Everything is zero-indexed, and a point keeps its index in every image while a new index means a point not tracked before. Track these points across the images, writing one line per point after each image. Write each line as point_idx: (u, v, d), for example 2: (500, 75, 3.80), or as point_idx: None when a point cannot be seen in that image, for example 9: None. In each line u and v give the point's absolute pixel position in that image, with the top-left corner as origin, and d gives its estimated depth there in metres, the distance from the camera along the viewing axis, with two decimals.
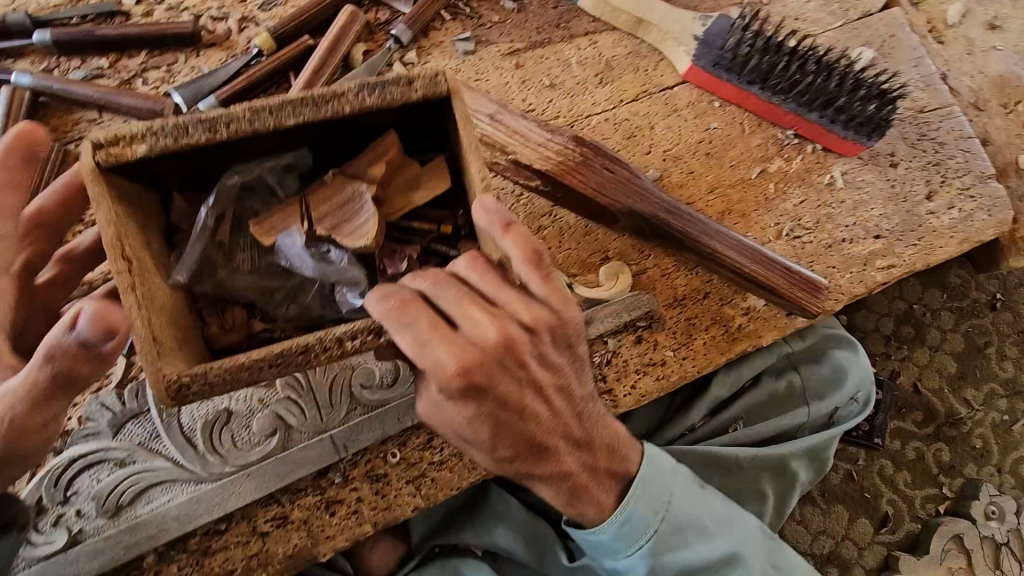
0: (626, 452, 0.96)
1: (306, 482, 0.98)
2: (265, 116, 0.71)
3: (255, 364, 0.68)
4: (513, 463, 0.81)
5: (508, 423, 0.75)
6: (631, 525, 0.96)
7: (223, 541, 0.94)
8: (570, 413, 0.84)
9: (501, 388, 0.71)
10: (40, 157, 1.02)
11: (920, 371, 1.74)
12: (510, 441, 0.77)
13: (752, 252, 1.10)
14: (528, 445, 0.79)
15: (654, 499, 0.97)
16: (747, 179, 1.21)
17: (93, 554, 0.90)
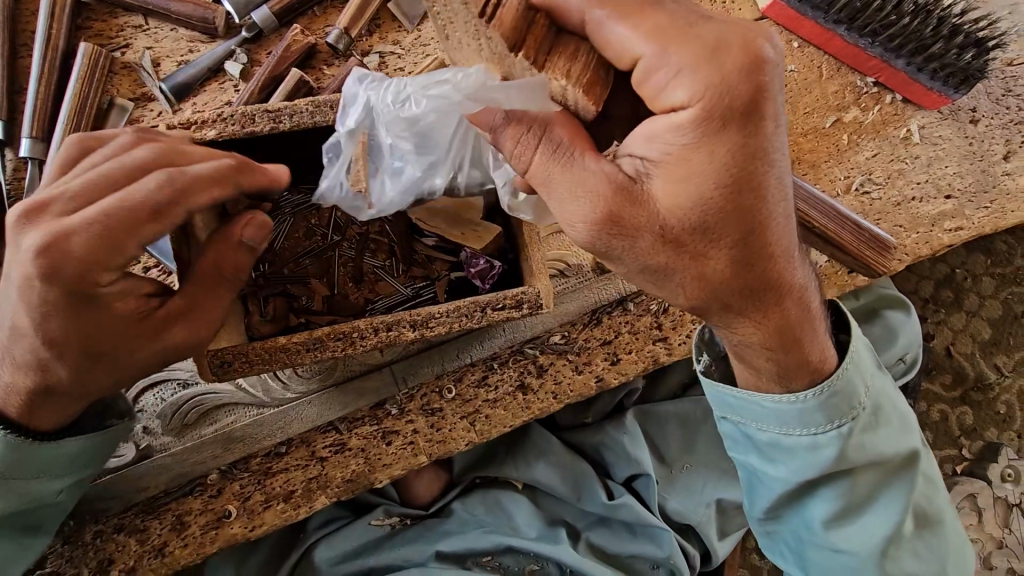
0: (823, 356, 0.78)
1: (364, 411, 1.00)
2: (328, 112, 0.80)
3: (298, 347, 0.75)
4: (699, 281, 0.67)
5: (688, 243, 0.64)
6: (843, 395, 0.79)
7: (284, 463, 0.96)
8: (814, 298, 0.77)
9: (754, 226, 0.64)
10: (87, 63, 0.96)
11: (953, 335, 1.73)
12: (739, 271, 0.66)
13: (822, 205, 1.04)
14: (798, 342, 0.75)
15: (861, 372, 0.81)
16: (820, 128, 1.16)
17: (161, 468, 0.94)
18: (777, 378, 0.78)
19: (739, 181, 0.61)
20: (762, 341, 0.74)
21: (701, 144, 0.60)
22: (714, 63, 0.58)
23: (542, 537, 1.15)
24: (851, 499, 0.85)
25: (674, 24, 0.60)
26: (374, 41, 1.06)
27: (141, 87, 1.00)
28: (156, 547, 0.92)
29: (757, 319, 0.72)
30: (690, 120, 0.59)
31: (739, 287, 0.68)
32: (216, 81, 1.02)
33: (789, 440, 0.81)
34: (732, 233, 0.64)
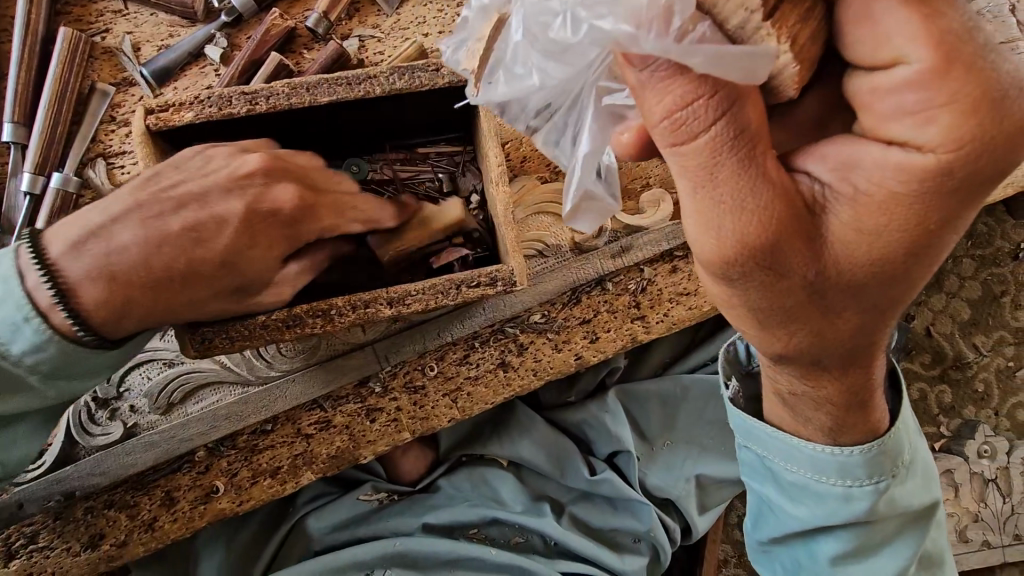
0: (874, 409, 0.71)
1: (348, 390, 1.02)
2: (302, 94, 0.83)
3: (274, 327, 0.79)
4: (814, 327, 0.60)
5: (825, 297, 0.57)
6: (886, 453, 0.71)
7: (270, 440, 0.99)
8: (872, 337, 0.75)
9: (901, 286, 0.57)
10: (67, 49, 0.97)
11: (933, 316, 1.76)
12: (846, 317, 0.59)
13: None
14: (872, 391, 0.70)
15: (903, 425, 0.74)
16: None
17: (149, 445, 0.95)
18: (828, 431, 0.72)
19: (926, 244, 0.53)
20: (834, 396, 0.68)
21: (918, 201, 0.51)
22: (984, 113, 0.48)
23: (527, 511, 1.18)
24: (868, 547, 0.78)
25: (957, 35, 0.47)
26: (353, 24, 1.07)
27: (122, 71, 1.01)
28: (147, 522, 0.95)
29: (837, 378, 0.66)
30: (922, 168, 0.49)
31: (838, 335, 0.60)
32: (197, 66, 1.03)
33: (837, 489, 0.73)
34: (875, 290, 0.57)
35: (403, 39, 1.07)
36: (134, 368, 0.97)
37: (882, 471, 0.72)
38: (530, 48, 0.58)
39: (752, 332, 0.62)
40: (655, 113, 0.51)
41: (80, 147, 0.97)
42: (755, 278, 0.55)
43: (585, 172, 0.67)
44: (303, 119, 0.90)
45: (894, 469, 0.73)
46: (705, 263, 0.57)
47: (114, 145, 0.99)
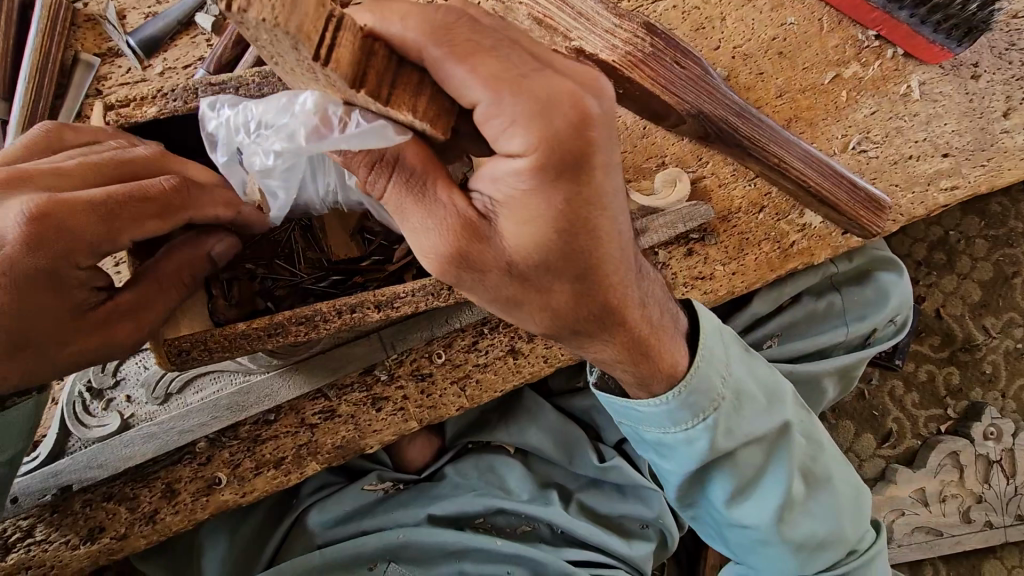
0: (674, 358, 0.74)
1: (352, 378, 0.99)
2: (274, 83, 0.74)
3: (259, 334, 0.72)
4: (568, 298, 0.61)
5: (556, 270, 0.58)
6: (699, 393, 0.76)
7: (273, 430, 0.97)
8: (666, 297, 0.76)
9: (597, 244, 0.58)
10: (47, 15, 0.90)
11: (944, 298, 1.74)
12: (591, 282, 0.60)
13: (819, 164, 1.03)
14: (649, 347, 0.71)
15: (719, 363, 0.77)
16: (819, 84, 1.12)
17: (148, 437, 0.92)
18: (637, 383, 0.75)
19: (575, 220, 0.55)
20: (617, 356, 0.70)
21: (545, 189, 0.53)
22: (553, 113, 0.51)
23: (533, 499, 1.16)
24: (738, 477, 0.82)
25: (507, 65, 0.51)
26: None
27: (107, 41, 0.95)
28: (147, 514, 0.93)
29: (607, 337, 0.67)
30: (530, 168, 0.52)
31: (590, 299, 0.62)
32: (188, 35, 0.97)
33: (676, 436, 0.78)
34: (585, 258, 0.58)
35: None
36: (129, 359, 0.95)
37: (704, 408, 0.76)
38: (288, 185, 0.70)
39: (523, 321, 0.64)
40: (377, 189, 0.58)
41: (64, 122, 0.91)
42: (497, 265, 0.57)
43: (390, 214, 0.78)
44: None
45: (713, 407, 0.77)
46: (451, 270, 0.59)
47: None
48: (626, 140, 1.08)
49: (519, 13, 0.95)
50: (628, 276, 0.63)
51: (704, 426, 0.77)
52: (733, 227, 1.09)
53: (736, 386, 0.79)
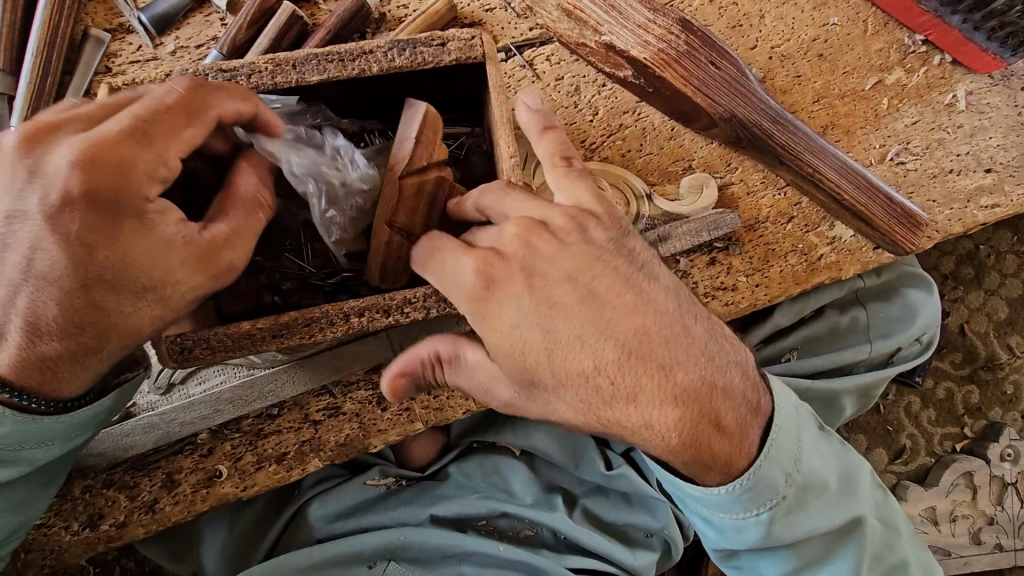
0: (739, 444, 0.71)
1: (359, 376, 0.97)
2: (289, 73, 0.70)
3: (264, 332, 0.69)
4: (611, 403, 0.66)
5: (592, 373, 0.66)
6: (759, 489, 0.74)
7: (276, 425, 0.95)
8: (743, 384, 0.72)
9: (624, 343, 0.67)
10: None
11: (968, 314, 1.68)
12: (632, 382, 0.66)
13: (853, 175, 0.98)
14: (719, 433, 0.69)
15: (788, 453, 0.75)
16: (859, 90, 1.06)
17: (149, 427, 0.90)
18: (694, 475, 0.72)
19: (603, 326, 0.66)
20: (684, 453, 0.68)
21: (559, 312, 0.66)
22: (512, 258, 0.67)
23: (537, 503, 1.14)
24: (796, 562, 0.82)
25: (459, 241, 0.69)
26: None
27: (118, 17, 0.92)
28: (146, 503, 0.92)
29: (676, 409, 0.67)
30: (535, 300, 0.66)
31: (627, 398, 0.66)
32: (202, 13, 0.93)
33: (734, 524, 0.77)
34: (617, 355, 0.66)
35: None
36: None
37: (764, 501, 0.75)
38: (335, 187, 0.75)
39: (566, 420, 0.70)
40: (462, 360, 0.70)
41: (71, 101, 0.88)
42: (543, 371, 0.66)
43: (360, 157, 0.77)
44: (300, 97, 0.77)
45: (776, 497, 0.75)
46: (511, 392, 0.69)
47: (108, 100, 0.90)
48: (654, 141, 1.03)
49: (548, 2, 0.90)
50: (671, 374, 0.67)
51: (762, 515, 0.76)
52: (759, 237, 1.04)
53: (805, 477, 0.77)
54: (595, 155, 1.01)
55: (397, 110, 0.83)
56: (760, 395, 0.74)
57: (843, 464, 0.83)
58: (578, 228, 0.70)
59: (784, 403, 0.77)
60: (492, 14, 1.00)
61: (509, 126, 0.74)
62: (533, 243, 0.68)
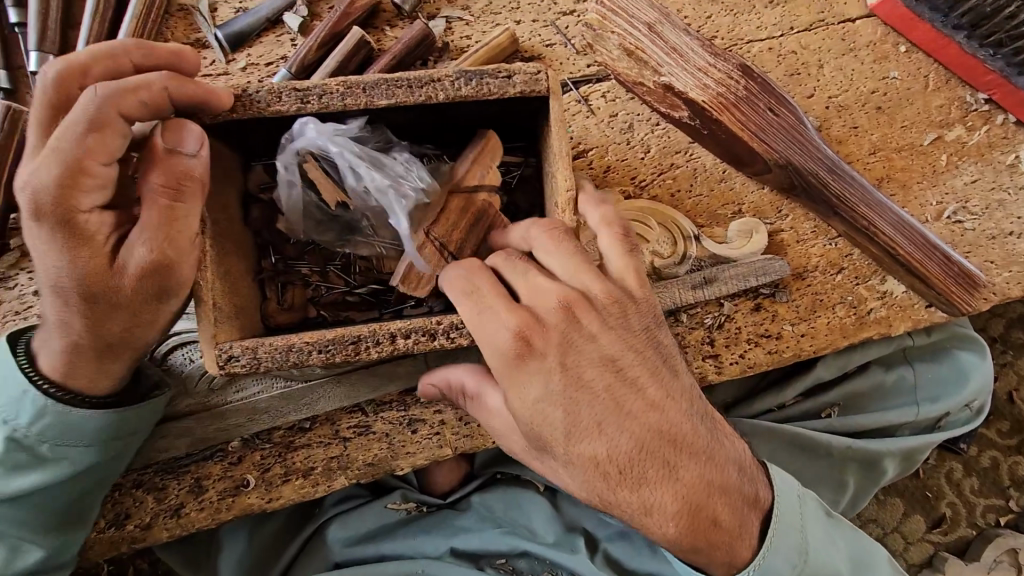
0: (735, 538, 0.72)
1: (392, 396, 0.97)
2: (358, 95, 0.71)
3: (309, 347, 0.71)
4: (617, 488, 0.67)
5: (604, 461, 0.66)
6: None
7: (307, 438, 0.95)
8: (741, 478, 0.74)
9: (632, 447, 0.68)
10: (144, 4, 0.91)
11: (1017, 380, 1.61)
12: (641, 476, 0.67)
13: (910, 232, 0.96)
14: (714, 526, 0.70)
15: (791, 549, 0.76)
16: (917, 145, 1.04)
17: (185, 431, 0.91)
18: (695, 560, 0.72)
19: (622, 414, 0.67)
20: (682, 540, 0.69)
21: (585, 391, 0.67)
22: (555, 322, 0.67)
23: (559, 543, 1.10)
24: None
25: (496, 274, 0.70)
26: (442, 5, 1.00)
27: (196, 32, 0.96)
28: (173, 507, 0.92)
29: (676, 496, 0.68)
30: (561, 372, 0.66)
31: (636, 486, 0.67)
32: (274, 33, 0.97)
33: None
34: (631, 446, 0.67)
35: (494, 26, 1.00)
36: (175, 348, 0.92)
37: None
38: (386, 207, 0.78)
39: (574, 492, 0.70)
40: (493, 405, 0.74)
41: None
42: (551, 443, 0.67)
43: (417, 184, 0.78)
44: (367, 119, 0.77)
45: None
46: (521, 443, 0.72)
47: None
48: (705, 183, 1.02)
49: (609, 40, 0.91)
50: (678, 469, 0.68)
51: None
52: (807, 285, 1.02)
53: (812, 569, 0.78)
54: (644, 193, 1.00)
55: (456, 136, 0.85)
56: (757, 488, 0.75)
57: (855, 557, 0.83)
58: (619, 313, 0.70)
59: (786, 496, 0.79)
60: (551, 49, 1.01)
61: (567, 161, 0.74)
62: (575, 316, 0.68)
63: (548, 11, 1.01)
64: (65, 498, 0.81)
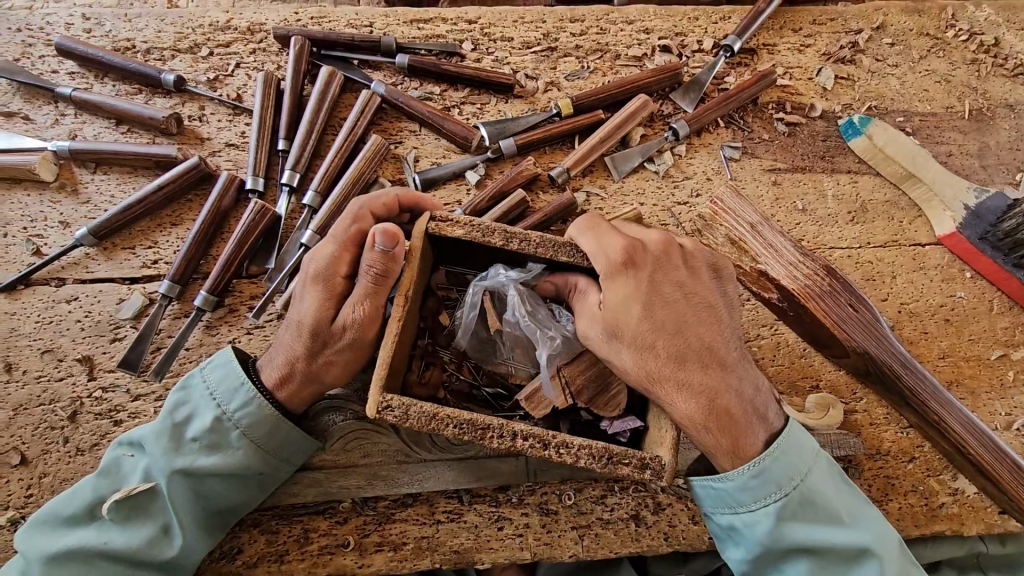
0: (742, 435, 0.87)
1: (486, 490, 1.08)
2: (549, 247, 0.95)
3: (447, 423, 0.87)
4: (664, 365, 0.86)
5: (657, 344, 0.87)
6: (765, 479, 0.86)
7: (406, 513, 1.07)
8: (756, 396, 0.90)
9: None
10: (372, 151, 1.24)
11: None
12: (685, 377, 0.86)
13: (980, 433, 1.05)
14: (728, 415, 0.87)
15: (795, 467, 0.87)
16: (985, 358, 1.16)
17: (313, 482, 1.05)
18: (719, 454, 0.88)
19: (673, 317, 0.89)
20: (705, 417, 0.86)
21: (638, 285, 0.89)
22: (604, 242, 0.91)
23: None
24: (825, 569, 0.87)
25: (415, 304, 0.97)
26: (584, 182, 1.28)
27: (401, 173, 1.29)
28: (280, 552, 1.04)
29: (693, 373, 0.87)
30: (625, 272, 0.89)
31: (680, 354, 0.87)
32: (455, 183, 1.28)
33: (743, 519, 0.88)
34: (685, 332, 0.88)
35: (622, 203, 1.26)
36: (326, 411, 1.06)
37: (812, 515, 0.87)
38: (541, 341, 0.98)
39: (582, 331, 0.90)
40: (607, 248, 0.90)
41: None
42: (631, 328, 0.87)
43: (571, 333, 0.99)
44: (544, 265, 1.01)
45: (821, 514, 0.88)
46: (599, 329, 0.88)
47: None
48: (786, 356, 1.16)
49: (718, 230, 1.13)
50: (710, 373, 0.87)
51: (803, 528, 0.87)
52: (878, 466, 1.10)
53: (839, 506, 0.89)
54: None
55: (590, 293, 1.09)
56: (771, 409, 0.91)
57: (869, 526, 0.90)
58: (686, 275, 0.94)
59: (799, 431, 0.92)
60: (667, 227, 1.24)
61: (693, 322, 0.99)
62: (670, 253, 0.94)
63: (667, 199, 1.26)
64: (219, 496, 0.96)
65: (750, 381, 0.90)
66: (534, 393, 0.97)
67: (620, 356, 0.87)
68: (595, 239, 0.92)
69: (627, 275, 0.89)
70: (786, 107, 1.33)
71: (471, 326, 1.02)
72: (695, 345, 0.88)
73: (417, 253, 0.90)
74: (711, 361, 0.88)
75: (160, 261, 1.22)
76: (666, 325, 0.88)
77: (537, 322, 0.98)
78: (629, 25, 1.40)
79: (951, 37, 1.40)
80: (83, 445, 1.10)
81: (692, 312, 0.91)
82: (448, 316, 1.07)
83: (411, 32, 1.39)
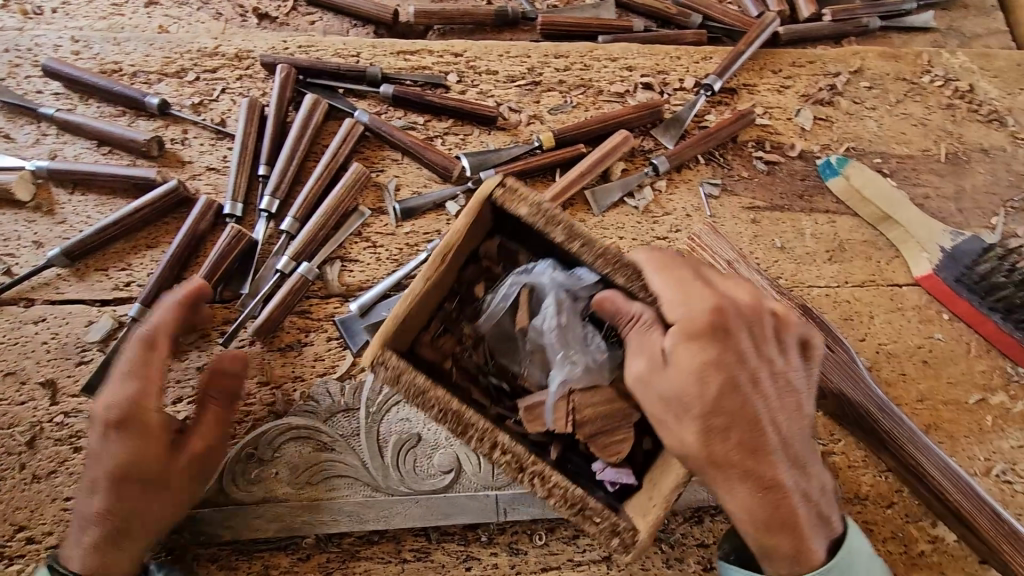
0: (806, 536, 0.84)
1: (455, 529, 1.05)
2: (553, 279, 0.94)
3: None
4: (733, 449, 0.82)
5: (726, 425, 0.82)
6: (835, 571, 0.85)
7: (371, 551, 1.03)
8: (820, 493, 0.88)
9: (151, 511, 0.94)
10: (351, 180, 1.24)
11: None
12: (753, 469, 0.82)
13: (957, 479, 1.04)
14: (789, 509, 0.84)
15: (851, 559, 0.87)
16: (963, 402, 1.15)
17: (274, 516, 1.02)
18: (770, 554, 0.86)
19: (743, 393, 0.84)
20: (764, 510, 0.83)
21: (716, 354, 0.83)
22: (716, 314, 0.85)
23: None
24: None
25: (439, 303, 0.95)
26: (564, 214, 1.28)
27: (380, 201, 1.28)
28: None
29: (763, 462, 0.83)
30: (704, 334, 0.83)
31: (751, 440, 0.83)
32: (435, 213, 1.28)
33: None
34: (761, 416, 0.84)
35: (601, 237, 1.26)
36: (294, 442, 1.06)
37: None
38: (560, 352, 0.95)
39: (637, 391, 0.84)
40: (676, 302, 0.86)
41: (325, 249, 1.22)
42: (697, 400, 0.82)
43: (599, 359, 0.95)
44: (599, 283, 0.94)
45: None
46: (662, 395, 0.83)
47: (352, 253, 1.23)
48: None
49: None
50: (779, 466, 0.84)
51: None
52: (858, 511, 1.07)
53: None
54: None
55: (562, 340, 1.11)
56: (833, 512, 0.90)
57: None
58: (767, 343, 0.89)
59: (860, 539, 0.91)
60: None
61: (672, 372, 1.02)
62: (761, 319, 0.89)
63: (646, 234, 1.27)
64: None
65: (814, 471, 0.88)
66: (537, 404, 0.94)
67: (686, 429, 0.82)
68: (677, 293, 0.86)
69: (716, 346, 0.84)
70: (766, 146, 1.34)
71: (496, 311, 0.99)
72: (774, 433, 0.84)
73: (472, 215, 0.88)
74: (783, 454, 0.85)
75: (133, 283, 1.20)
76: (757, 414, 0.84)
77: (569, 333, 0.95)
78: (612, 62, 1.42)
79: (927, 82, 1.43)
80: (39, 472, 1.07)
81: (790, 404, 0.88)
82: (484, 290, 1.01)
83: (397, 63, 1.40)
